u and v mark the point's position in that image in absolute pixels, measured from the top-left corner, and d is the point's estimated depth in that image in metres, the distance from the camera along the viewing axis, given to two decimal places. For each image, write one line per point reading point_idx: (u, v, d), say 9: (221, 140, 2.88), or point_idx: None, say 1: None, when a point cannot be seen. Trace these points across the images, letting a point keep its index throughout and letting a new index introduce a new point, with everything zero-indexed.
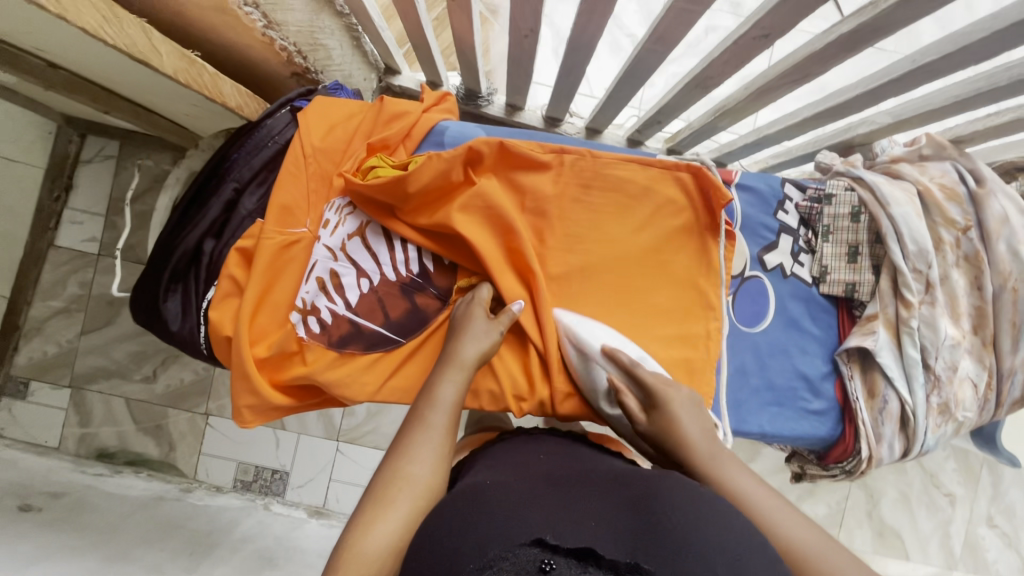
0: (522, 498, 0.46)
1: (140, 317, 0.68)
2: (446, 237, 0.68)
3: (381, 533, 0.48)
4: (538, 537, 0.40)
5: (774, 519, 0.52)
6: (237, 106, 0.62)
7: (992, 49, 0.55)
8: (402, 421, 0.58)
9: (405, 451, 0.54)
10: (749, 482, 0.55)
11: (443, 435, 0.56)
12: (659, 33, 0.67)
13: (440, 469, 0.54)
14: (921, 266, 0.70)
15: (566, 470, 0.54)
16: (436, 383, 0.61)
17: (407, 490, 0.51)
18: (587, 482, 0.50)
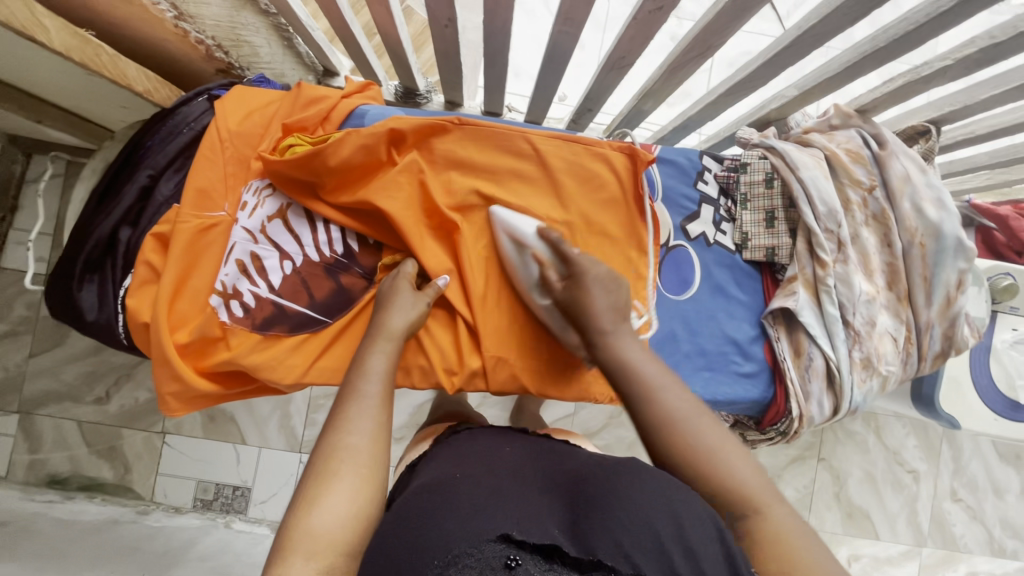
0: (489, 488, 0.47)
1: (54, 309, 0.67)
2: (369, 215, 0.69)
3: (327, 510, 0.47)
4: (505, 533, 0.40)
5: (693, 436, 0.52)
6: (145, 90, 0.62)
7: (864, 9, 0.57)
8: (336, 396, 0.57)
9: (342, 422, 0.54)
10: (681, 400, 0.54)
11: (380, 404, 0.56)
12: (564, 12, 0.68)
13: (378, 436, 0.53)
14: (832, 225, 0.73)
15: (528, 462, 0.55)
16: (364, 355, 0.61)
17: (350, 463, 0.51)
18: (552, 477, 0.51)
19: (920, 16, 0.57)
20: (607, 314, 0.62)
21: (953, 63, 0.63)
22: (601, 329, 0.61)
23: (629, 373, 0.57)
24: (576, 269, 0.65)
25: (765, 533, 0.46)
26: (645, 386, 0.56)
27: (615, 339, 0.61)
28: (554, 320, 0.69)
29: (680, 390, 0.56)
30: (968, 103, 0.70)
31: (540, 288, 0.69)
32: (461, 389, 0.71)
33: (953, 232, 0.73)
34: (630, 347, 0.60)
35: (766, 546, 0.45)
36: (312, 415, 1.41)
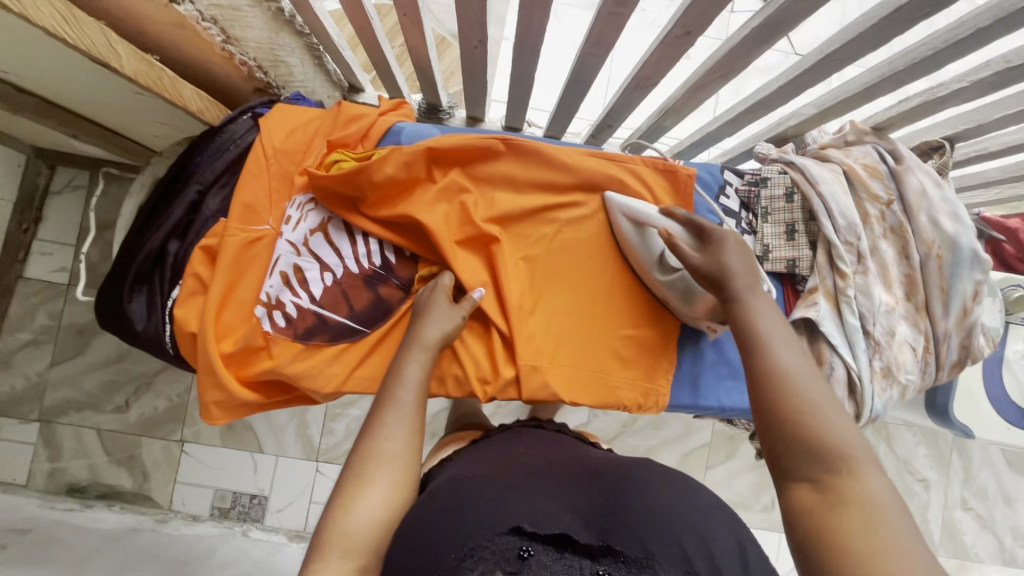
0: (504, 485, 0.50)
1: (104, 320, 0.69)
2: (408, 230, 0.71)
3: (363, 509, 0.49)
4: (517, 526, 0.43)
5: (804, 393, 0.47)
6: (199, 110, 0.65)
7: (884, 36, 0.59)
8: (372, 404, 0.59)
9: (378, 429, 0.55)
10: (799, 359, 0.50)
11: (414, 413, 0.58)
12: (594, 36, 0.71)
13: (412, 442, 0.55)
14: (852, 238, 0.76)
15: (539, 460, 0.56)
16: (400, 364, 0.62)
17: (385, 468, 0.52)
18: (565, 476, 0.53)
19: (939, 42, 0.59)
20: (736, 275, 0.57)
21: (968, 85, 0.66)
22: (732, 288, 0.57)
23: (751, 328, 0.53)
24: (711, 235, 0.61)
25: (851, 497, 0.41)
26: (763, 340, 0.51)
27: (745, 297, 0.56)
28: (674, 290, 0.70)
29: (799, 351, 0.51)
30: (983, 123, 0.73)
31: (662, 261, 0.70)
32: (493, 397, 0.73)
33: (969, 244, 0.75)
34: (763, 310, 0.54)
35: (846, 512, 0.41)
36: (329, 424, 1.42)
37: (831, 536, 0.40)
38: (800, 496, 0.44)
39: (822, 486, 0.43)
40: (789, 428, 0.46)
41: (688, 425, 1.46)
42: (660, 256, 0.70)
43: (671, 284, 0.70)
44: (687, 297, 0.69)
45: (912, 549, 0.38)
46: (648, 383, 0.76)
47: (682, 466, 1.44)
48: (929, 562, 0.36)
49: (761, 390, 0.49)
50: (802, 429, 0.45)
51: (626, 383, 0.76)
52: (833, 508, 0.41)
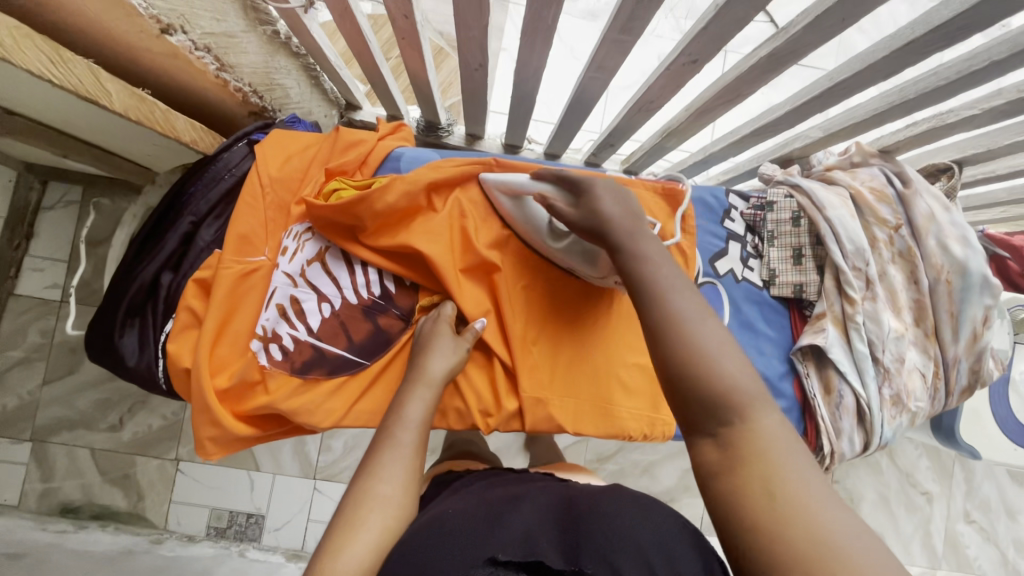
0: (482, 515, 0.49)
1: (95, 354, 0.68)
2: (408, 259, 0.70)
3: (355, 550, 0.46)
4: (492, 557, 0.42)
5: (699, 342, 0.42)
6: (192, 141, 0.64)
7: (896, 67, 0.58)
8: (370, 443, 0.57)
9: (374, 470, 0.53)
10: (690, 301, 0.44)
11: (414, 454, 0.56)
12: (597, 62, 0.69)
13: (408, 484, 0.54)
14: (860, 263, 0.74)
15: (516, 492, 0.57)
16: (403, 401, 0.60)
17: (377, 512, 0.50)
18: (539, 502, 0.53)
19: (951, 73, 0.58)
20: (616, 220, 0.51)
21: (979, 113, 0.65)
22: (618, 236, 0.50)
23: (639, 275, 0.46)
24: (586, 185, 0.54)
25: (750, 452, 0.39)
26: (653, 284, 0.45)
27: (633, 241, 0.49)
28: (574, 254, 0.65)
29: (694, 294, 0.45)
30: (992, 148, 0.72)
31: (554, 228, 0.65)
32: (495, 429, 0.72)
33: (979, 269, 0.73)
34: (651, 251, 0.48)
35: (749, 471, 0.38)
36: (327, 441, 1.40)
37: (739, 500, 0.38)
38: (706, 452, 0.41)
39: (722, 440, 0.40)
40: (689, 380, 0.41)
41: None
42: (549, 223, 0.66)
43: (570, 250, 0.65)
44: (587, 258, 0.64)
45: (825, 501, 0.36)
46: (653, 413, 0.75)
47: (684, 482, 1.43)
48: (835, 519, 0.35)
49: (657, 343, 0.43)
50: (706, 385, 0.41)
51: (631, 413, 0.74)
52: (735, 464, 0.39)
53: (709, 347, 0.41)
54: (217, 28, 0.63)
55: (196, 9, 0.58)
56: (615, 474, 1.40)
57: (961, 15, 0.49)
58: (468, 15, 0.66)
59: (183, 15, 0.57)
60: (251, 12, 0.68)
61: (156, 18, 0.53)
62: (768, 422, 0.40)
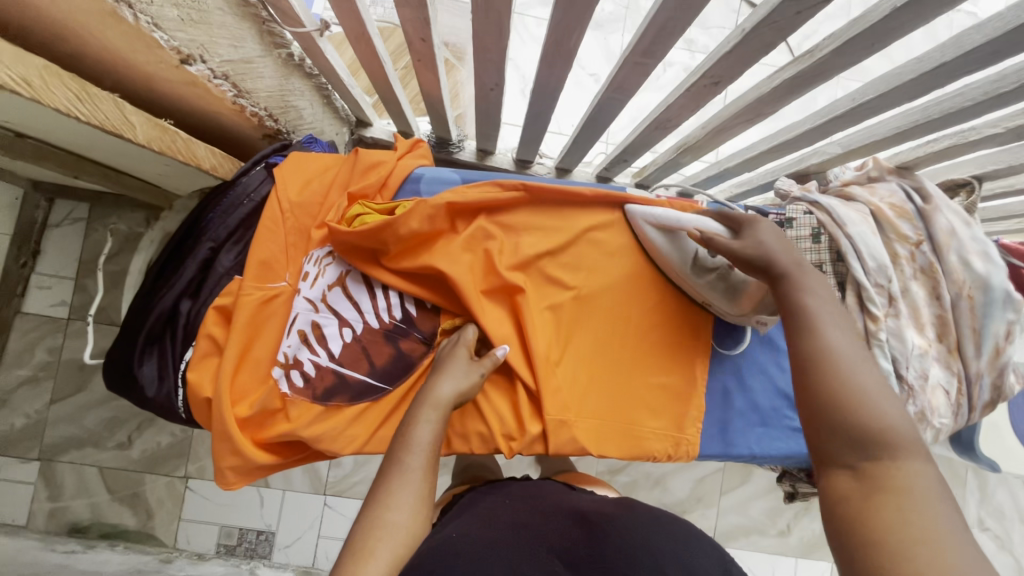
0: (495, 540, 0.51)
1: (113, 382, 0.67)
2: (429, 281, 0.69)
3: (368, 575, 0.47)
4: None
5: (853, 381, 0.47)
6: (212, 167, 0.63)
7: (922, 89, 0.58)
8: (379, 466, 0.57)
9: (385, 496, 0.53)
10: (845, 341, 0.49)
11: (424, 477, 0.56)
12: (617, 83, 0.69)
13: (421, 511, 0.54)
14: (883, 280, 0.74)
15: (525, 511, 0.58)
16: (411, 421, 0.60)
17: (386, 542, 0.50)
18: (546, 523, 0.55)
19: (978, 94, 0.58)
20: (777, 258, 0.57)
21: (1002, 132, 0.64)
22: (783, 268, 0.56)
23: (796, 313, 0.53)
24: (748, 223, 0.61)
25: (889, 484, 0.41)
26: (809, 321, 0.52)
27: (802, 281, 0.55)
28: (717, 290, 0.68)
29: (852, 338, 0.50)
30: (1013, 165, 0.72)
31: (696, 262, 0.68)
32: (517, 453, 0.71)
33: (1001, 285, 0.73)
34: (812, 291, 0.54)
35: (883, 503, 0.40)
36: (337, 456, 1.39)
37: (858, 525, 0.41)
38: (838, 482, 0.44)
39: (860, 473, 0.43)
40: (839, 414, 0.46)
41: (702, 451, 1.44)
42: (695, 256, 0.68)
43: (710, 287, 0.68)
44: (732, 292, 0.67)
45: (953, 535, 0.37)
46: (677, 433, 0.74)
47: (697, 493, 1.42)
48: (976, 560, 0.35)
49: (803, 374, 0.49)
50: (854, 419, 0.45)
51: (653, 434, 0.73)
52: (868, 493, 0.42)
53: (857, 387, 0.46)
54: (235, 54, 0.63)
55: (215, 37, 0.58)
56: (627, 486, 1.40)
57: (991, 41, 0.48)
58: (487, 37, 0.66)
59: (202, 44, 0.57)
60: (267, 36, 0.68)
61: (177, 49, 0.54)
62: (918, 470, 0.42)
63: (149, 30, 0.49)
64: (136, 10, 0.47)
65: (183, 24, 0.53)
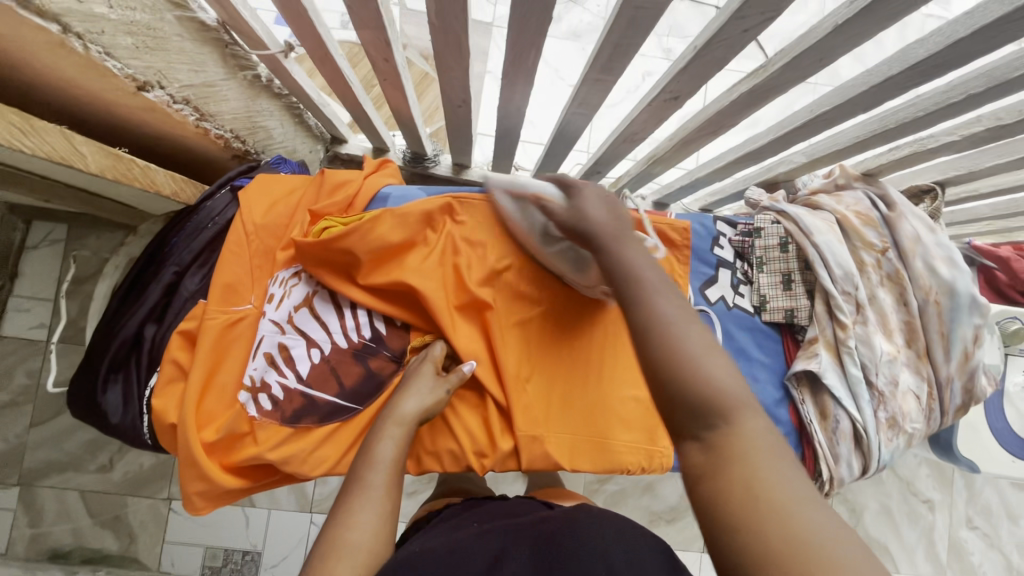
0: (455, 555, 0.49)
1: (79, 410, 0.66)
2: (397, 298, 0.69)
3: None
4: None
5: (685, 347, 0.40)
6: (173, 193, 0.63)
7: (876, 100, 0.59)
8: (341, 486, 0.56)
9: (343, 517, 0.52)
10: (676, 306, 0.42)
11: (386, 495, 0.55)
12: (580, 99, 0.70)
13: (382, 530, 0.52)
14: (850, 288, 0.75)
15: (485, 525, 0.57)
16: (374, 440, 0.60)
17: (346, 563, 0.48)
18: (503, 533, 0.53)
19: (930, 104, 0.59)
20: (606, 228, 0.49)
21: (959, 139, 0.65)
22: (605, 233, 0.48)
23: (621, 278, 0.45)
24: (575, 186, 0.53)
25: (737, 455, 0.37)
26: (639, 290, 0.43)
27: (621, 240, 0.47)
28: (567, 260, 0.63)
29: (676, 296, 0.43)
30: (974, 170, 0.73)
31: (542, 232, 0.62)
32: (490, 470, 0.71)
33: (966, 290, 0.74)
34: (636, 253, 0.46)
35: (732, 477, 0.36)
36: None
37: (719, 506, 0.36)
38: (690, 458, 0.39)
39: (710, 447, 0.38)
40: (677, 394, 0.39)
41: None
42: (540, 228, 0.62)
43: (562, 255, 0.63)
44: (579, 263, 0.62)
45: (805, 508, 0.34)
46: (651, 445, 0.74)
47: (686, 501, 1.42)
48: (823, 533, 0.33)
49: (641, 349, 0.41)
50: (693, 392, 0.39)
51: (628, 446, 0.73)
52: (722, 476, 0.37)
53: (693, 354, 0.40)
54: (196, 79, 0.63)
55: (173, 63, 0.58)
56: (615, 495, 1.39)
57: (935, 55, 0.49)
58: (449, 56, 0.67)
59: (159, 70, 0.57)
60: (230, 59, 0.68)
61: (132, 76, 0.54)
62: (758, 428, 0.38)
63: (100, 59, 0.49)
64: (87, 40, 0.47)
65: (137, 52, 0.53)
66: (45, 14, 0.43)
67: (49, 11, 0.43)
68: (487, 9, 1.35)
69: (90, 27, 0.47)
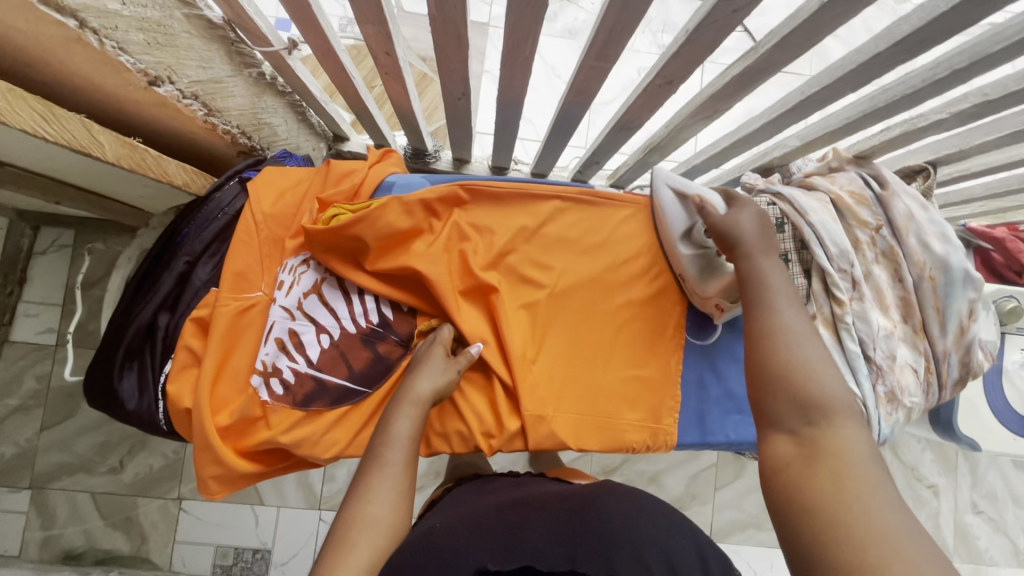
0: (474, 528, 0.52)
1: (95, 400, 0.68)
2: (403, 284, 0.71)
3: (350, 566, 0.49)
4: (481, 567, 0.45)
5: (799, 354, 0.52)
6: (184, 183, 0.65)
7: (864, 79, 0.61)
8: (360, 463, 0.59)
9: (364, 492, 0.55)
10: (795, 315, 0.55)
11: (403, 472, 0.57)
12: (577, 87, 0.72)
13: (400, 506, 0.55)
14: (845, 265, 0.76)
15: (505, 499, 0.60)
16: (390, 419, 0.61)
17: (366, 534, 0.52)
18: (525, 507, 0.57)
19: (916, 82, 0.61)
20: (751, 241, 0.62)
21: (947, 117, 0.67)
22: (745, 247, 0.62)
23: (755, 287, 0.59)
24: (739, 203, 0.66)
25: (825, 449, 0.47)
26: (767, 298, 0.57)
27: (760, 260, 0.61)
28: (694, 267, 0.71)
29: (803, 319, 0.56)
30: (963, 148, 0.75)
31: (686, 236, 0.71)
32: (499, 450, 0.72)
33: (960, 264, 0.75)
34: (772, 268, 0.60)
35: (819, 465, 0.46)
36: (331, 470, 1.39)
37: (799, 484, 0.46)
38: (779, 442, 0.50)
39: (799, 437, 0.49)
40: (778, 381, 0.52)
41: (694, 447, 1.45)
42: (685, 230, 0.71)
43: (691, 261, 0.71)
44: (706, 274, 0.71)
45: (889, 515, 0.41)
46: (655, 424, 0.76)
47: (691, 491, 1.43)
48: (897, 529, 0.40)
49: (753, 340, 0.55)
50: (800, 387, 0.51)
51: (631, 425, 0.75)
52: (805, 461, 0.47)
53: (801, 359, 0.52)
54: (204, 75, 0.65)
55: (183, 59, 0.61)
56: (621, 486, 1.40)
57: (918, 30, 0.51)
58: (448, 48, 0.69)
59: (169, 66, 0.59)
60: (236, 56, 0.70)
61: (144, 71, 0.56)
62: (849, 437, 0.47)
63: (115, 53, 0.51)
64: (102, 36, 0.49)
65: (149, 48, 0.55)
66: (62, 9, 0.45)
67: (66, 6, 0.45)
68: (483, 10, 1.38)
69: (104, 23, 0.49)
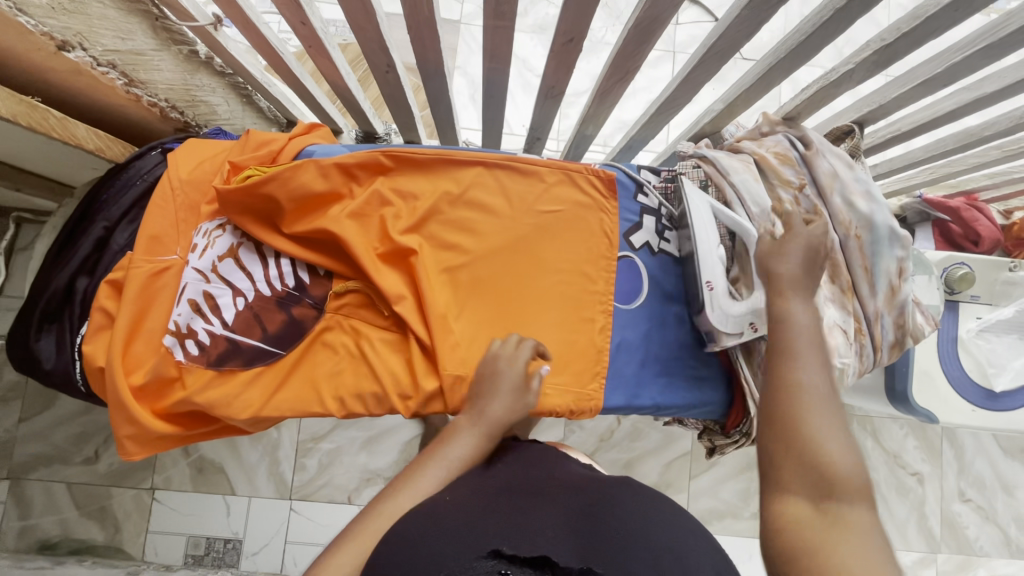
0: (481, 504, 0.46)
1: (18, 360, 0.70)
2: (321, 246, 0.72)
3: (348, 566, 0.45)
4: (495, 549, 0.38)
5: (811, 416, 0.52)
6: (97, 148, 0.70)
7: (754, 25, 0.62)
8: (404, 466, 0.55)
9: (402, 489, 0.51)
10: (818, 375, 0.54)
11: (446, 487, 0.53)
12: (490, 51, 0.73)
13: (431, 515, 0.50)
14: (768, 225, 0.73)
15: (519, 479, 0.52)
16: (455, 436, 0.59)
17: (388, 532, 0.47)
18: (548, 494, 0.49)
19: (807, 27, 0.62)
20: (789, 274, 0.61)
21: (854, 67, 0.67)
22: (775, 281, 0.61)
23: (784, 327, 0.58)
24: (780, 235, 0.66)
25: (841, 524, 0.46)
26: (792, 349, 0.56)
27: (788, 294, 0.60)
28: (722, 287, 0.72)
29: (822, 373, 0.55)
30: (884, 102, 0.74)
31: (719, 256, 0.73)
32: (418, 412, 0.72)
33: (885, 222, 0.75)
34: (799, 307, 0.59)
35: (838, 540, 0.45)
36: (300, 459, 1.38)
37: (799, 551, 0.46)
38: (791, 507, 0.49)
39: (820, 507, 0.47)
40: (778, 400, 0.54)
41: (669, 434, 1.43)
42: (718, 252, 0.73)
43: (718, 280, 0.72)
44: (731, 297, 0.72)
45: None
46: (579, 388, 0.75)
47: (667, 478, 1.41)
48: None
49: (778, 394, 0.54)
50: (808, 450, 0.50)
51: (561, 388, 0.74)
52: (824, 531, 0.46)
53: (816, 421, 0.51)
54: (123, 45, 0.67)
55: (95, 27, 0.63)
56: None
57: None
58: (358, 16, 0.70)
59: (80, 32, 0.62)
60: (163, 31, 0.72)
61: (48, 34, 0.58)
62: (864, 517, 0.47)
63: (13, 13, 0.54)
64: None
65: (53, 12, 0.58)
66: None
67: None
68: (456, 8, 1.44)
69: None
